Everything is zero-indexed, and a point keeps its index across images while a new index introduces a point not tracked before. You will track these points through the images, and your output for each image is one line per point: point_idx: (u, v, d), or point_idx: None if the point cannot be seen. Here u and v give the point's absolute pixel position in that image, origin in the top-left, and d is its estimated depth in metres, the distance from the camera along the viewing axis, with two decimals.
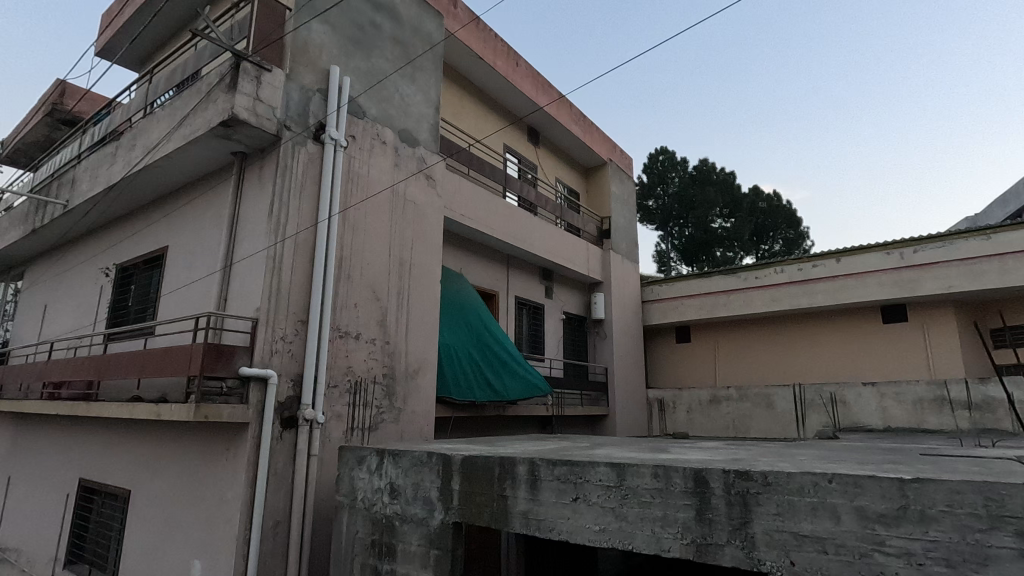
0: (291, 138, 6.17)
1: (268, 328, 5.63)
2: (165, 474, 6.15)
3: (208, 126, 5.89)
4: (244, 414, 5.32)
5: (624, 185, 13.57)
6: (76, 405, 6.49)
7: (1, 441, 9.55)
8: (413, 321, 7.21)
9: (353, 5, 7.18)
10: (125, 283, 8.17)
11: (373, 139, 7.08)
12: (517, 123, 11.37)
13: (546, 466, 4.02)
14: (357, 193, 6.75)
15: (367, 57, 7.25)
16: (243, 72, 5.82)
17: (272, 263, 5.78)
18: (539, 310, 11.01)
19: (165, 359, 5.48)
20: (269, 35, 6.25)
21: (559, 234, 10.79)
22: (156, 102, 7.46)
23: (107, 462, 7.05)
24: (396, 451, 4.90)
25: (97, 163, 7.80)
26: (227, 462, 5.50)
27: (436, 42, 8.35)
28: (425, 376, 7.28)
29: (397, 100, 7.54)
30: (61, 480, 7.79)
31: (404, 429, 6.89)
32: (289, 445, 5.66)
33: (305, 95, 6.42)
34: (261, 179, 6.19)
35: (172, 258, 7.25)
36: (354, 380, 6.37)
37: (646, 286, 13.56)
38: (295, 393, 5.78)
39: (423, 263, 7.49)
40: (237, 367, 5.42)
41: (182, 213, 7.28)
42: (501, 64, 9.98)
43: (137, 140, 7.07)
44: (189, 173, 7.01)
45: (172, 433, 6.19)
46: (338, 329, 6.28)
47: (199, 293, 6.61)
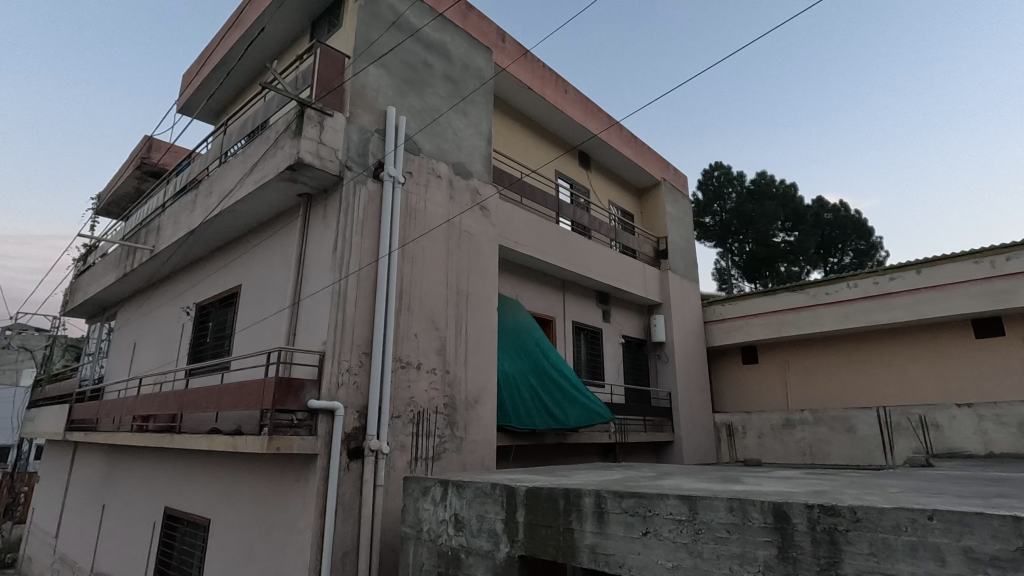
0: (352, 177, 6.45)
1: (334, 361, 5.82)
2: (242, 503, 6.41)
3: (276, 171, 6.26)
4: (313, 446, 5.50)
5: (679, 205, 13.31)
6: (162, 438, 6.90)
7: (97, 471, 10.27)
8: (472, 350, 7.27)
9: (407, 47, 7.50)
10: (204, 320, 8.71)
11: (429, 174, 7.29)
12: (568, 150, 11.45)
13: (613, 498, 3.89)
14: (415, 227, 6.95)
15: (421, 96, 7.53)
16: (307, 119, 6.18)
17: (337, 298, 6.00)
18: (597, 334, 10.86)
19: (240, 393, 5.75)
20: (330, 83, 6.63)
21: (615, 257, 10.67)
22: (231, 152, 8.03)
23: (189, 491, 7.43)
24: (460, 481, 4.89)
25: (179, 210, 8.44)
26: (297, 492, 5.67)
27: (487, 76, 8.58)
28: (485, 405, 7.29)
29: (450, 135, 7.77)
30: (148, 509, 8.26)
31: (466, 459, 6.89)
32: (356, 475, 5.77)
33: (364, 137, 6.72)
34: (326, 218, 6.49)
35: (246, 296, 7.68)
36: (417, 410, 6.46)
37: (707, 306, 13.11)
38: (361, 424, 5.92)
39: (480, 292, 7.58)
40: (306, 399, 5.62)
41: (254, 252, 7.73)
42: (550, 93, 10.10)
43: (213, 188, 7.61)
44: (260, 216, 7.45)
45: (247, 463, 6.46)
46: (400, 359, 6.41)
47: (270, 329, 6.94)
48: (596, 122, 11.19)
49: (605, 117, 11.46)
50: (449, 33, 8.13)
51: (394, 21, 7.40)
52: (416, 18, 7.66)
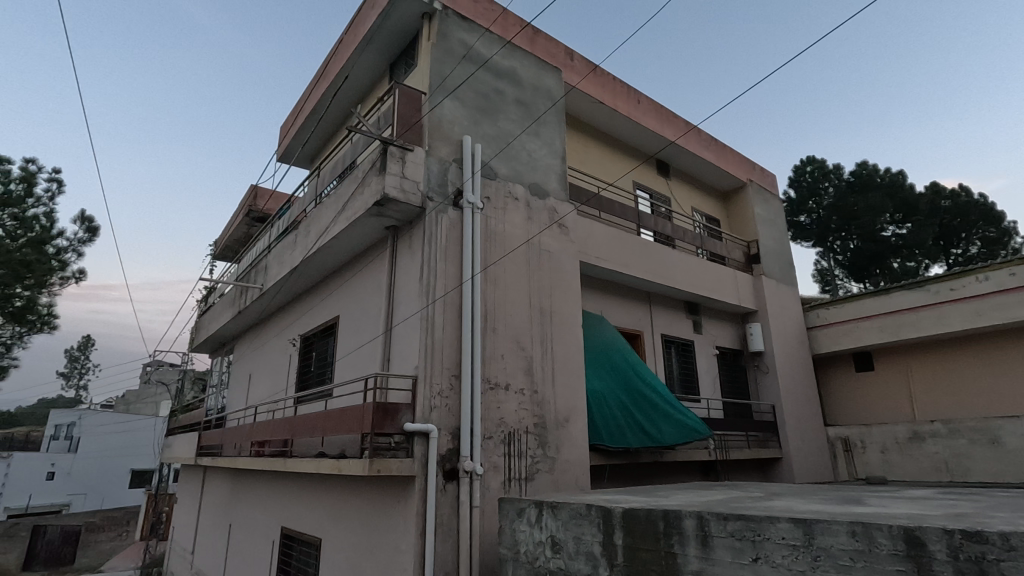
0: (434, 207, 6.71)
1: (426, 384, 6.02)
2: (348, 523, 6.74)
3: (365, 207, 6.66)
4: (411, 467, 5.69)
5: (769, 205, 12.59)
6: (276, 462, 7.45)
7: (223, 493, 11.23)
8: (559, 369, 7.24)
9: (478, 77, 7.77)
10: (308, 351, 9.35)
11: (506, 197, 7.43)
12: (645, 160, 11.25)
13: (717, 520, 3.67)
14: (496, 249, 7.09)
15: (495, 122, 7.74)
16: (390, 156, 6.54)
17: (425, 323, 6.22)
18: (689, 347, 10.44)
19: (343, 418, 6.08)
20: (409, 119, 6.99)
21: (703, 265, 10.24)
22: (324, 193, 8.66)
23: (302, 512, 7.93)
24: (555, 502, 4.83)
25: (282, 250, 9.20)
26: (399, 512, 5.87)
27: (557, 96, 8.67)
28: (576, 424, 7.20)
29: (525, 156, 7.90)
30: (267, 528, 8.89)
31: (560, 479, 6.82)
32: (452, 496, 5.88)
33: (443, 167, 6.99)
34: (412, 247, 6.79)
35: (343, 326, 8.17)
36: (508, 431, 6.51)
37: (809, 311, 12.29)
38: (454, 445, 6.05)
39: (564, 310, 7.56)
40: (402, 423, 5.84)
41: (349, 284, 8.23)
42: (622, 105, 9.99)
43: (310, 227, 8.23)
44: (352, 250, 7.94)
45: (352, 485, 6.80)
46: (489, 381, 6.51)
47: (366, 355, 7.33)
48: (673, 129, 10.92)
49: (682, 123, 11.15)
50: (518, 58, 8.32)
51: (465, 54, 7.71)
52: (486, 48, 7.93)
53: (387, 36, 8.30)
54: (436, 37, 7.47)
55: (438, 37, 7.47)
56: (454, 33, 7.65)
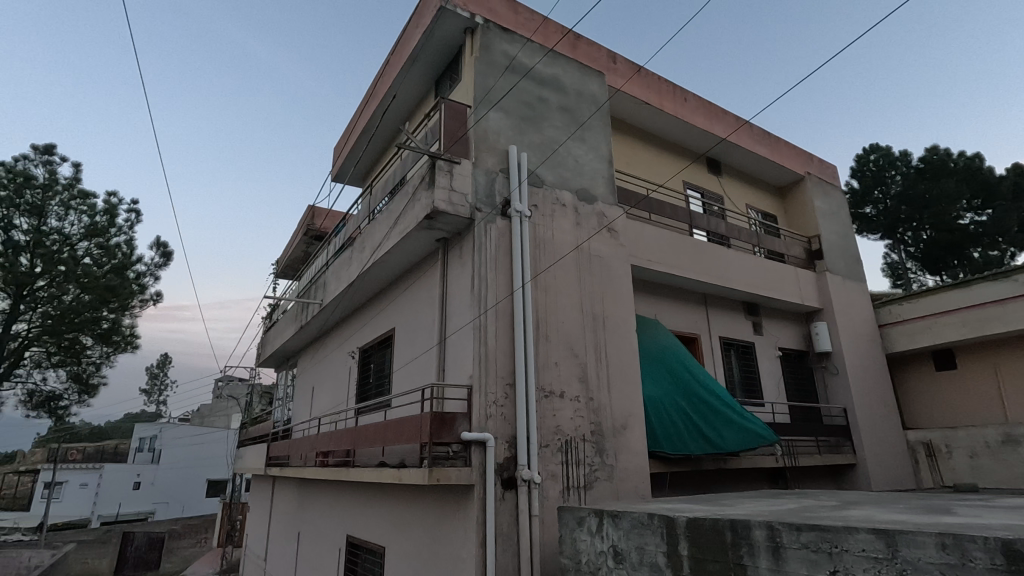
0: (483, 217, 6.78)
1: (481, 394, 6.06)
2: (410, 532, 6.86)
3: (415, 221, 6.82)
4: (469, 476, 5.73)
5: (830, 198, 12.00)
6: (340, 471, 7.69)
7: (292, 502, 11.69)
8: (613, 375, 7.13)
9: (522, 87, 7.82)
10: (367, 363, 9.63)
11: (554, 204, 7.42)
12: (694, 158, 10.99)
13: (789, 531, 3.49)
14: (546, 257, 7.08)
15: (540, 130, 7.77)
16: (439, 169, 6.67)
17: (478, 333, 6.28)
18: (750, 349, 10.06)
19: (402, 428, 6.21)
20: (455, 133, 7.11)
21: (761, 263, 9.85)
22: (376, 209, 8.94)
23: (366, 520, 8.14)
24: (615, 511, 4.74)
25: (339, 267, 9.54)
26: (459, 521, 5.92)
27: (602, 100, 8.62)
28: (633, 430, 7.06)
29: (571, 162, 7.89)
30: (334, 536, 9.18)
31: (619, 488, 6.70)
32: (511, 505, 5.88)
33: (490, 178, 7.07)
34: (462, 258, 6.88)
35: (399, 338, 8.37)
36: (564, 439, 6.46)
37: (880, 308, 11.60)
38: (512, 454, 6.05)
39: (617, 315, 7.46)
40: (459, 432, 5.90)
41: (403, 297, 8.44)
42: (669, 104, 9.81)
43: (365, 243, 8.50)
44: (405, 264, 8.14)
45: (412, 494, 6.92)
46: (544, 389, 6.49)
47: (422, 366, 7.47)
48: (723, 125, 10.61)
49: (732, 118, 10.83)
50: (560, 65, 8.33)
51: (508, 65, 7.79)
52: (528, 57, 7.99)
53: (432, 53, 8.51)
54: (479, 51, 7.58)
55: (481, 50, 7.59)
56: (496, 45, 7.75)
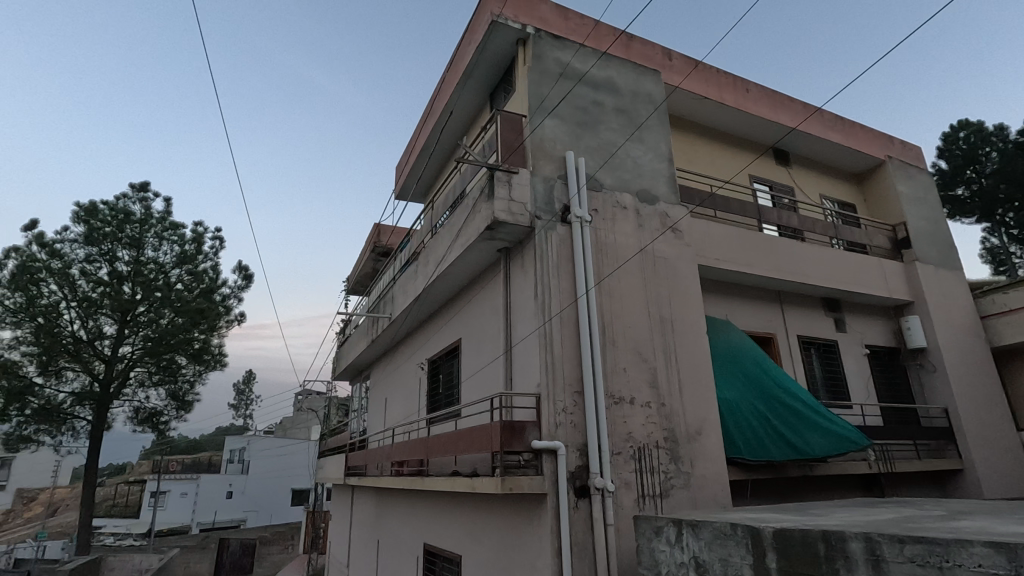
0: (543, 225, 6.79)
1: (550, 402, 6.05)
2: (485, 540, 6.91)
3: (477, 233, 6.92)
4: (542, 485, 5.71)
5: (916, 182, 11.14)
6: (415, 481, 7.89)
7: (371, 510, 12.08)
8: (685, 379, 6.92)
9: (576, 93, 7.80)
10: (436, 374, 9.85)
11: (615, 207, 7.33)
12: (760, 150, 10.54)
13: (890, 543, 3.24)
14: (609, 261, 6.99)
15: (597, 134, 7.70)
16: (497, 180, 6.74)
17: (544, 341, 6.28)
18: (832, 347, 9.47)
19: (473, 437, 6.28)
20: (512, 143, 7.18)
21: (840, 256, 9.27)
22: (438, 223, 9.17)
23: (442, 529, 8.29)
24: (695, 521, 4.57)
25: (406, 281, 9.83)
26: (534, 531, 5.90)
27: (658, 98, 8.45)
28: (710, 437, 6.80)
29: (630, 164, 7.76)
30: (412, 545, 9.40)
31: (697, 496, 6.46)
32: (585, 514, 5.79)
33: (549, 185, 7.07)
34: (525, 267, 6.92)
35: (465, 348, 8.51)
36: (637, 446, 6.31)
37: (981, 298, 10.59)
38: (584, 462, 5.98)
39: (686, 317, 7.24)
40: (530, 440, 5.90)
41: (468, 308, 8.59)
42: (729, 97, 9.46)
43: (429, 257, 8.74)
44: (468, 275, 8.28)
45: (486, 503, 6.98)
46: (613, 395, 6.38)
47: (490, 376, 7.55)
48: (790, 113, 10.12)
49: (800, 105, 10.30)
50: (614, 67, 8.24)
51: (561, 72, 7.81)
52: (581, 63, 7.97)
53: (486, 67, 8.66)
54: (531, 61, 7.64)
55: (534, 60, 7.64)
56: (549, 54, 7.79)
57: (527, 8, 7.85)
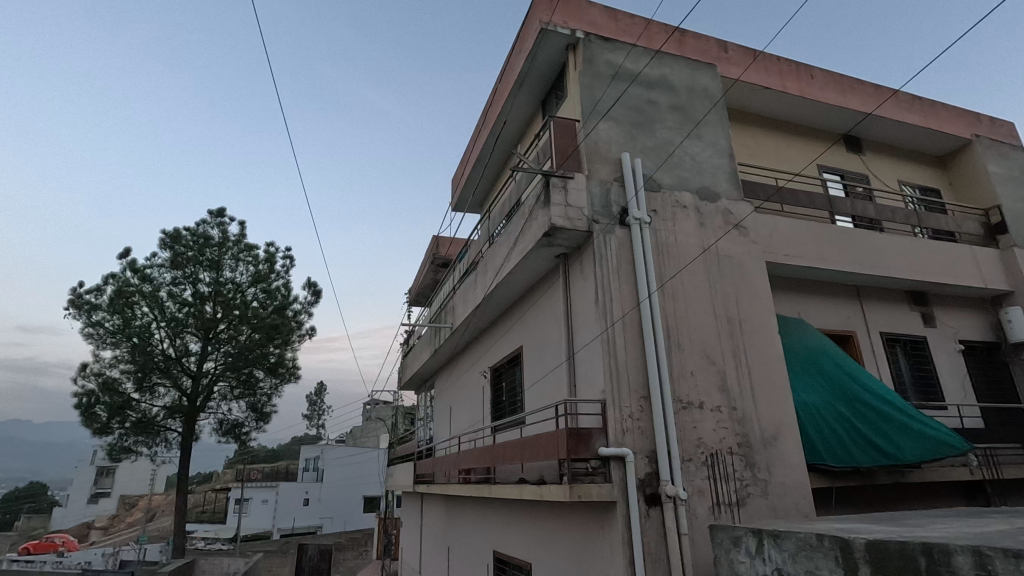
0: (601, 229, 6.72)
1: (615, 408, 5.94)
2: (556, 548, 6.86)
3: (535, 240, 6.93)
4: (611, 492, 5.61)
5: (1009, 160, 10.23)
6: (483, 488, 7.96)
7: (441, 518, 12.28)
8: (757, 382, 6.63)
9: (629, 93, 7.70)
10: (498, 382, 9.94)
11: (674, 206, 7.15)
12: (829, 138, 9.99)
13: (1003, 558, 2.93)
14: (670, 262, 6.82)
15: (652, 134, 7.56)
16: (553, 187, 6.72)
17: (607, 347, 6.19)
18: (921, 344, 8.81)
19: (539, 445, 6.26)
20: (567, 149, 7.15)
21: (925, 246, 8.62)
22: (495, 233, 9.27)
23: (511, 536, 8.30)
24: (777, 531, 4.33)
25: (465, 291, 10.00)
26: (605, 539, 5.80)
27: (715, 93, 8.21)
28: (787, 442, 6.48)
29: (689, 162, 7.56)
30: (482, 552, 9.47)
31: (777, 505, 6.16)
32: (658, 522, 5.62)
33: (605, 189, 6.98)
34: (584, 272, 6.86)
35: (527, 355, 8.54)
36: (709, 452, 6.09)
37: None
38: (653, 469, 5.82)
39: (755, 317, 6.95)
40: (597, 448, 5.82)
41: (528, 315, 8.63)
42: (792, 84, 9.03)
43: (487, 266, 8.85)
44: (527, 282, 8.31)
45: (555, 511, 6.93)
46: (681, 400, 6.19)
47: (553, 383, 7.52)
48: (860, 96, 9.54)
49: (871, 88, 9.70)
50: (667, 64, 8.08)
51: (613, 74, 7.73)
52: (634, 63, 7.87)
53: (537, 76, 8.71)
54: (583, 65, 7.61)
55: (585, 64, 7.61)
56: (599, 56, 7.74)
57: (576, 13, 7.83)
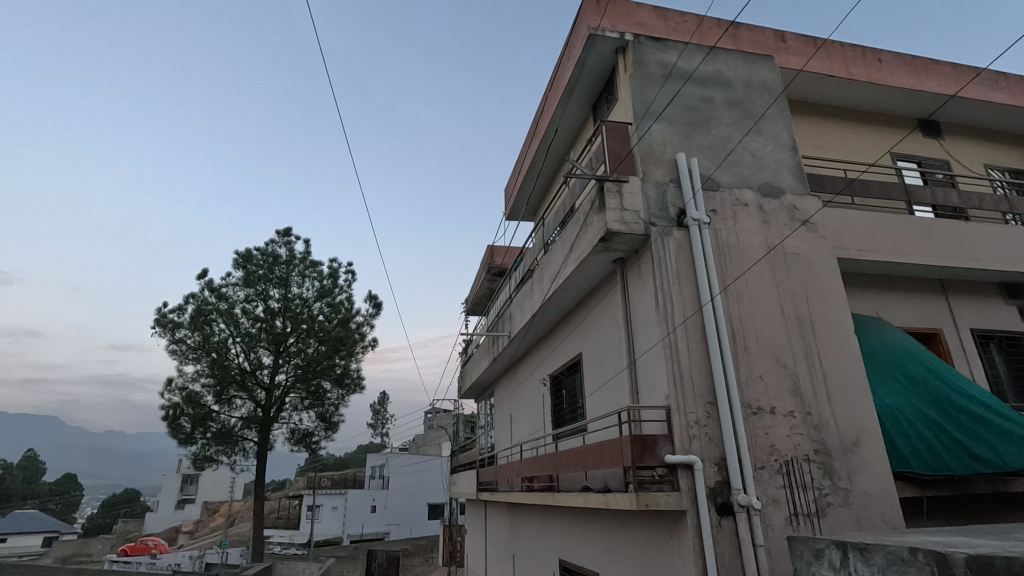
0: (659, 231, 6.60)
1: (681, 415, 5.79)
2: (624, 558, 6.73)
3: (591, 245, 6.88)
4: (679, 501, 5.47)
5: None
6: (547, 496, 7.94)
7: (505, 526, 12.32)
8: (833, 385, 6.29)
9: (683, 92, 7.55)
10: (558, 389, 9.92)
11: (735, 205, 6.92)
12: (903, 124, 9.41)
13: None
14: (733, 263, 6.60)
15: (708, 131, 7.37)
16: (607, 192, 6.66)
17: (670, 351, 6.06)
18: (1020, 340, 8.11)
19: (603, 452, 6.17)
20: (621, 152, 7.08)
21: (1019, 233, 7.93)
22: (550, 239, 9.28)
23: (577, 545, 8.23)
24: (863, 544, 4.06)
25: (522, 298, 10.05)
26: (675, 550, 5.64)
27: (774, 85, 7.92)
28: (869, 449, 6.11)
29: (749, 158, 7.32)
30: (548, 561, 9.42)
31: (861, 516, 5.81)
32: (731, 533, 5.41)
33: (661, 190, 6.86)
34: (643, 276, 6.75)
35: (587, 362, 8.47)
36: (783, 460, 5.83)
37: None
38: (724, 478, 5.62)
39: (828, 317, 6.61)
40: (663, 455, 5.68)
41: (586, 321, 8.57)
42: (858, 70, 8.57)
43: (544, 273, 8.86)
44: (584, 288, 8.27)
45: (622, 520, 6.80)
46: (750, 405, 5.96)
47: (614, 389, 7.42)
48: (936, 78, 8.94)
49: (949, 67, 9.07)
50: (721, 59, 7.88)
51: (666, 73, 7.61)
52: (687, 62, 7.72)
53: (587, 80, 8.68)
54: (633, 67, 7.54)
55: (635, 66, 7.54)
56: (650, 57, 7.64)
57: (624, 15, 7.77)
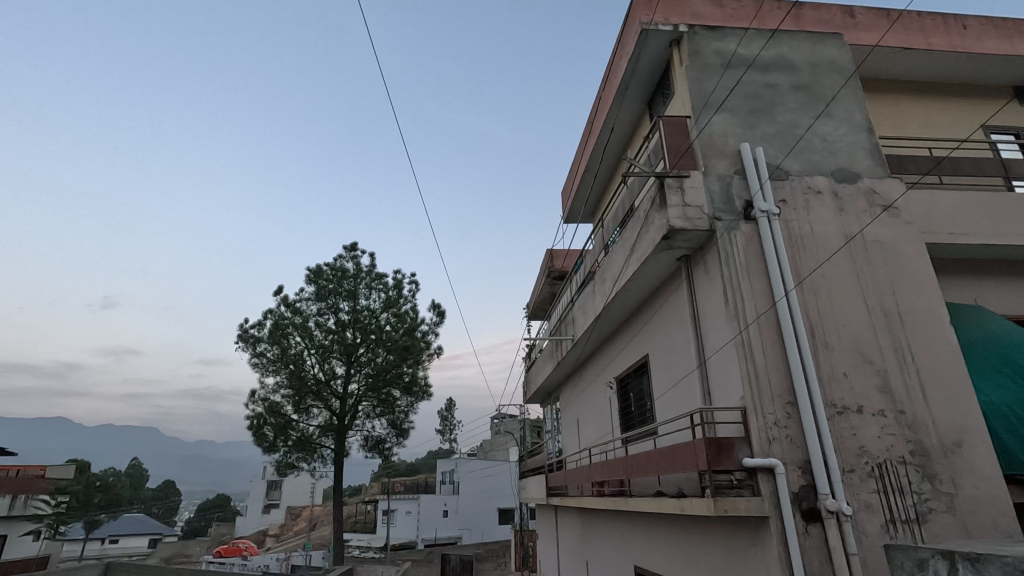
0: (725, 226, 6.37)
1: (758, 416, 5.54)
2: (704, 565, 6.49)
3: (654, 244, 6.72)
4: (761, 506, 5.21)
5: None
6: (619, 501, 7.80)
7: (577, 532, 12.19)
8: (928, 381, 5.82)
9: (744, 80, 7.26)
10: (624, 392, 9.75)
11: (807, 193, 6.56)
12: (995, 95, 8.63)
13: None
14: (807, 255, 6.25)
15: (773, 119, 7.05)
16: (668, 188, 6.49)
17: (743, 349, 5.82)
18: None
19: (676, 456, 5.99)
20: (680, 148, 6.90)
21: None
22: (611, 240, 9.15)
23: (653, 552, 8.02)
24: (973, 554, 3.68)
25: (584, 301, 9.96)
26: (759, 557, 5.38)
27: (844, 64, 7.47)
28: (974, 450, 5.60)
29: (820, 143, 6.94)
30: (623, 568, 9.23)
31: (968, 523, 5.32)
32: (820, 541, 5.10)
33: (725, 183, 6.62)
34: (709, 273, 6.53)
35: (654, 363, 8.28)
36: (875, 462, 5.44)
37: None
38: (809, 482, 5.31)
39: (918, 308, 6.13)
40: (741, 458, 5.44)
41: (651, 321, 8.39)
42: (940, 40, 7.93)
43: (605, 275, 8.74)
44: (648, 288, 8.09)
45: (700, 526, 6.57)
46: (835, 405, 5.61)
47: (685, 391, 7.20)
48: None
49: None
50: (784, 42, 7.53)
51: (724, 62, 7.36)
52: (747, 48, 7.42)
53: (642, 76, 8.51)
54: (689, 59, 7.33)
55: (691, 57, 7.33)
56: (707, 47, 7.41)
57: (677, 6, 7.58)
